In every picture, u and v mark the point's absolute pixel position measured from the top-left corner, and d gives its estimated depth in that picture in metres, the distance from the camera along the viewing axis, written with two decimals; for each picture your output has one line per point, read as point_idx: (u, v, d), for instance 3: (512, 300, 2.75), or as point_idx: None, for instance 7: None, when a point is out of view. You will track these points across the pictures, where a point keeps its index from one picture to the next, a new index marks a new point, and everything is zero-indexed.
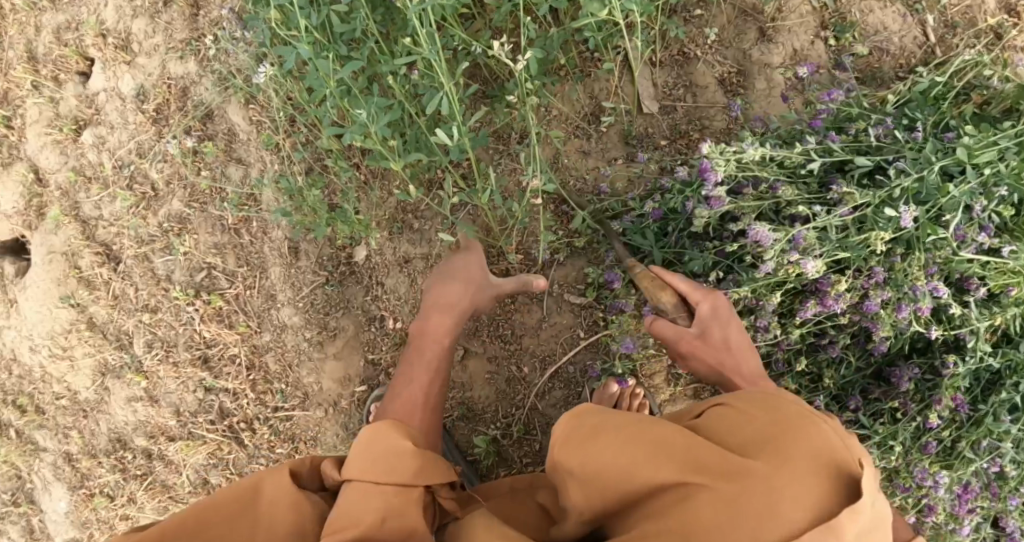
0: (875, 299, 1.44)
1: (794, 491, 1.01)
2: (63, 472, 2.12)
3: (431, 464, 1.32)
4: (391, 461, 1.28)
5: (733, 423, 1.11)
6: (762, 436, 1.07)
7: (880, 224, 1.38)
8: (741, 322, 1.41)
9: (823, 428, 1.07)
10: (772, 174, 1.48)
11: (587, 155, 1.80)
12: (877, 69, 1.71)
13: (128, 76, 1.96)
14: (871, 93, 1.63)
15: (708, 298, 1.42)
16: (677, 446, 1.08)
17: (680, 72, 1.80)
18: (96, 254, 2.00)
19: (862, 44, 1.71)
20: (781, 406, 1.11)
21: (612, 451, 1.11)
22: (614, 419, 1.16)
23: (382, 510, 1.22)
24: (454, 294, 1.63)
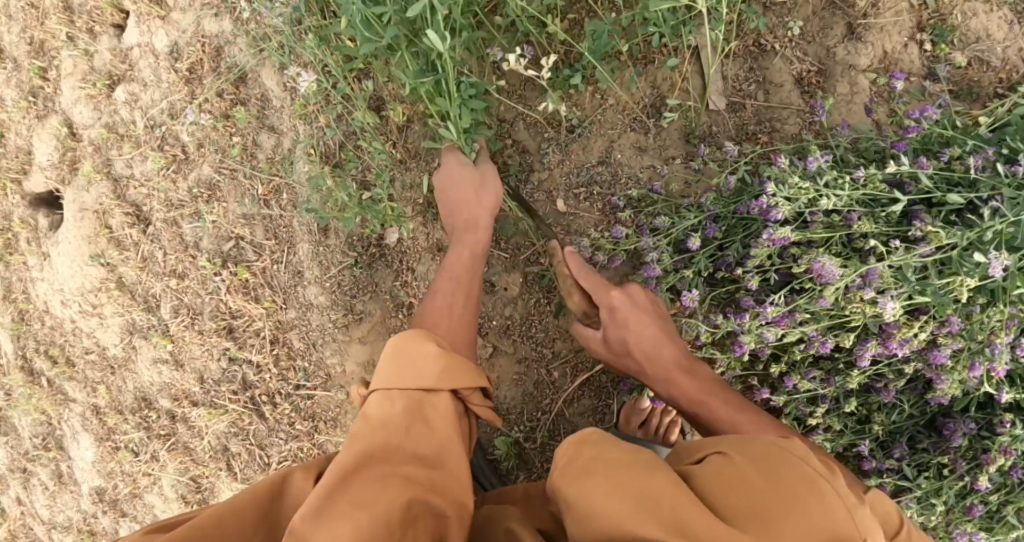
0: (946, 349, 1.33)
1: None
2: (91, 424, 2.14)
3: (461, 367, 1.24)
4: (417, 363, 1.21)
5: (730, 483, 0.99)
6: (757, 504, 0.96)
7: (965, 269, 1.24)
8: (642, 320, 1.39)
9: (825, 496, 0.97)
10: (846, 204, 1.30)
11: (643, 152, 1.64)
12: (976, 82, 1.54)
13: (162, 32, 1.92)
14: (965, 113, 1.48)
15: (607, 302, 1.42)
16: (668, 500, 0.98)
17: (753, 65, 1.63)
18: (126, 214, 1.97)
19: (961, 53, 1.54)
20: (788, 471, 1.00)
21: (603, 490, 1.01)
22: (615, 453, 1.07)
23: (407, 417, 1.16)
24: (453, 200, 1.58)
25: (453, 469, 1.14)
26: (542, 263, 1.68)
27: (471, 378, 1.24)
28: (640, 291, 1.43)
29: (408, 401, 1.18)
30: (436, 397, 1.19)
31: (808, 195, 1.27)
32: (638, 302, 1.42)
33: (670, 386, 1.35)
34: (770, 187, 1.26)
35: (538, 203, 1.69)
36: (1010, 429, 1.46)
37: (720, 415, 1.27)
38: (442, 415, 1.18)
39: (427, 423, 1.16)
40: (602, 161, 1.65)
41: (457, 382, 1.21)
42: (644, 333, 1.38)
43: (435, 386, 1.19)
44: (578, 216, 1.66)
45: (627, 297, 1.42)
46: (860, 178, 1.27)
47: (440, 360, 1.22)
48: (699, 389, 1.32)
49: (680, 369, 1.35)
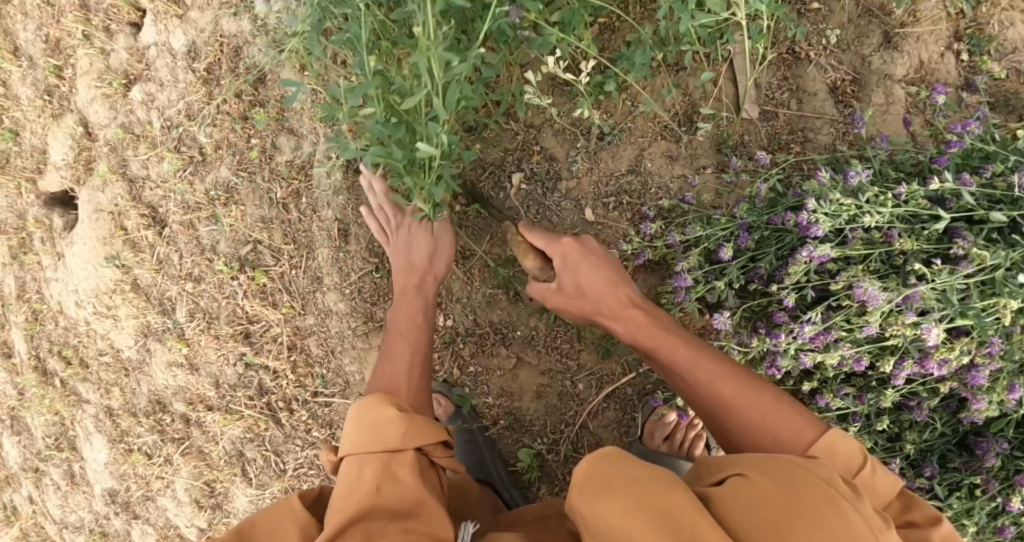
0: (985, 369, 1.30)
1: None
2: (105, 425, 2.12)
3: (422, 424, 1.26)
4: (379, 428, 1.23)
5: (751, 501, 0.95)
6: (775, 523, 0.92)
7: (1009, 290, 1.20)
8: (593, 262, 1.32)
9: (849, 515, 0.92)
10: (888, 221, 1.26)
11: (673, 161, 1.60)
12: (1013, 93, 1.51)
13: (180, 31, 1.89)
14: (1002, 126, 1.45)
15: (559, 249, 1.35)
16: (683, 519, 0.94)
17: (786, 74, 1.59)
18: (142, 216, 1.95)
19: (998, 64, 1.51)
20: (807, 490, 0.95)
21: (617, 507, 0.97)
22: (627, 470, 1.02)
23: (376, 478, 1.17)
24: (404, 256, 1.59)
25: (427, 515, 1.14)
26: None
27: (435, 435, 1.26)
28: (588, 237, 1.36)
29: (376, 465, 1.19)
30: (403, 457, 1.21)
31: (850, 211, 1.23)
32: (590, 249, 1.35)
33: (624, 326, 1.29)
34: (812, 204, 1.22)
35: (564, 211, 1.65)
36: None
37: (680, 356, 1.22)
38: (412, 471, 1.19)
39: (397, 480, 1.18)
40: (631, 170, 1.61)
41: (422, 440, 1.24)
42: (594, 277, 1.32)
43: (399, 446, 1.21)
44: (607, 226, 1.63)
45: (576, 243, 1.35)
46: (902, 194, 1.23)
47: (400, 423, 1.23)
48: (650, 329, 1.26)
49: (634, 307, 1.29)
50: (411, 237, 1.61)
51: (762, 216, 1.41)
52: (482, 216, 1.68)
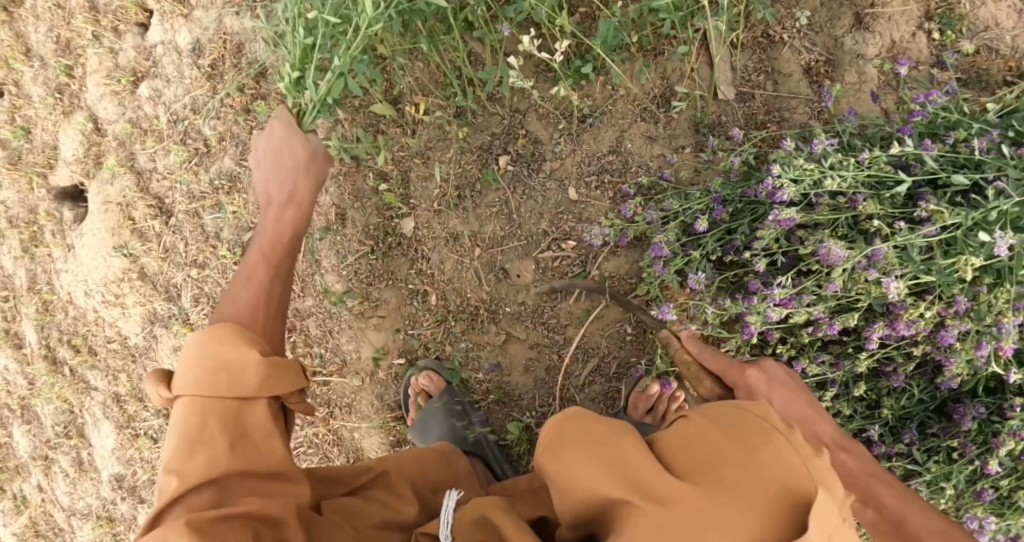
0: (953, 330, 1.35)
1: (733, 519, 0.91)
2: (112, 411, 2.19)
3: (280, 372, 1.29)
4: (236, 372, 1.25)
5: (692, 445, 0.99)
6: (711, 460, 0.96)
7: (970, 249, 1.27)
8: (788, 394, 1.34)
9: (779, 448, 0.96)
10: (852, 186, 1.33)
11: (653, 141, 1.67)
12: (984, 69, 1.58)
13: (184, 29, 1.98)
14: (973, 99, 1.52)
15: (742, 383, 1.36)
16: (629, 462, 0.97)
17: (762, 56, 1.67)
18: (149, 206, 2.03)
19: (969, 41, 1.58)
20: (740, 428, 1.00)
21: (574, 453, 1.00)
22: (594, 426, 1.04)
23: (230, 434, 1.22)
24: (278, 181, 1.67)
25: (291, 482, 1.24)
26: (555, 250, 1.72)
27: (289, 384, 1.30)
28: (775, 368, 1.36)
29: (225, 415, 1.24)
30: (257, 408, 1.26)
31: (813, 176, 1.30)
32: (778, 381, 1.35)
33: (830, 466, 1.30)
34: (776, 169, 1.29)
35: (550, 192, 1.71)
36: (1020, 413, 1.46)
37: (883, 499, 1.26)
38: (266, 426, 1.25)
39: (250, 439, 1.24)
40: (612, 150, 1.68)
41: (275, 388, 1.27)
42: (793, 410, 1.33)
43: (254, 395, 1.25)
44: (591, 205, 1.69)
45: (764, 374, 1.35)
46: (864, 159, 1.30)
47: (257, 374, 1.26)
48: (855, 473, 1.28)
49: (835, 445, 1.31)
50: (283, 157, 1.67)
51: (736, 187, 1.47)
52: (474, 198, 1.76)
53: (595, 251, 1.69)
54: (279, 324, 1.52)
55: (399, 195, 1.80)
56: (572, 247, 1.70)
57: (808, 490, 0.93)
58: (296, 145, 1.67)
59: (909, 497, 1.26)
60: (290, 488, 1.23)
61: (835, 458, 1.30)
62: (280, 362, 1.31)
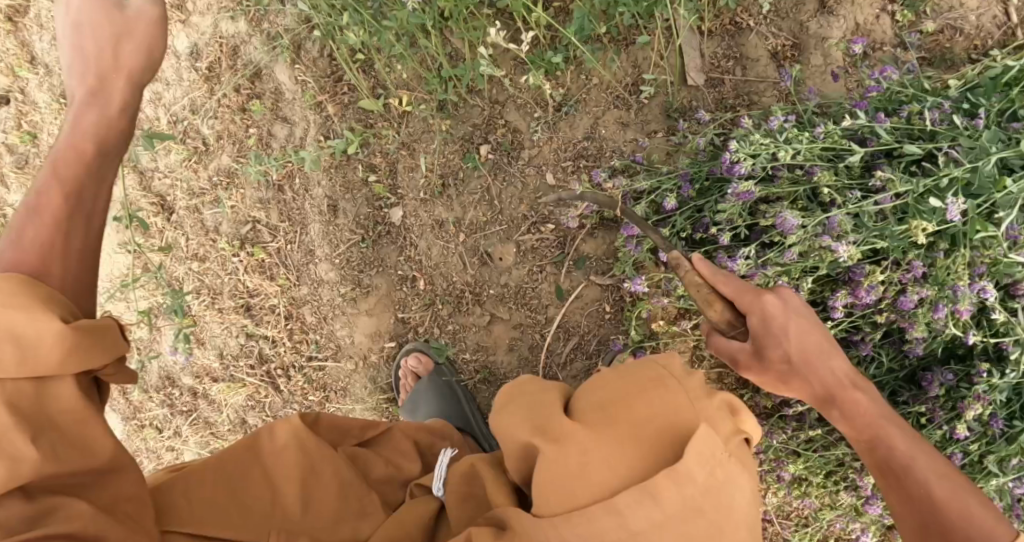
0: (914, 295, 1.39)
1: (617, 454, 1.02)
2: (119, 404, 2.27)
3: (91, 342, 1.05)
4: (31, 341, 1.00)
5: (595, 392, 1.09)
6: (608, 402, 1.06)
7: (923, 215, 1.33)
8: (806, 322, 1.25)
9: (671, 392, 1.05)
10: (808, 159, 1.41)
11: (626, 127, 1.75)
12: (948, 48, 1.67)
13: (182, 35, 2.08)
14: (937, 77, 1.61)
15: (758, 308, 1.25)
16: (540, 406, 1.08)
17: (730, 43, 1.75)
18: (152, 204, 2.12)
19: (932, 21, 1.67)
20: (639, 374, 1.08)
21: (504, 406, 1.11)
22: (531, 383, 1.15)
23: (33, 426, 1.00)
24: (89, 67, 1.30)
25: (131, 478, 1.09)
26: (535, 234, 1.79)
27: (123, 346, 1.12)
28: (792, 295, 1.26)
29: (17, 397, 1.00)
30: (63, 391, 1.03)
31: (768, 150, 1.38)
32: (794, 307, 1.25)
33: (841, 404, 1.23)
34: (732, 144, 1.37)
35: (531, 178, 1.80)
36: (988, 379, 1.50)
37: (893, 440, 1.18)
38: (81, 414, 1.04)
39: (55, 426, 1.02)
40: (587, 137, 1.77)
41: (90, 361, 1.05)
42: (805, 342, 1.24)
43: (56, 373, 1.02)
44: (568, 188, 1.77)
45: (780, 300, 1.25)
46: (818, 132, 1.37)
47: (59, 347, 1.01)
48: (868, 412, 1.21)
49: (850, 382, 1.24)
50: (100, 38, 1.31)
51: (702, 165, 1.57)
52: (457, 186, 1.84)
53: (574, 233, 1.77)
54: (86, 265, 1.17)
55: (387, 185, 1.89)
56: (551, 230, 1.78)
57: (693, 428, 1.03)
58: (119, 26, 1.33)
59: (918, 441, 1.19)
60: (122, 486, 1.08)
61: (846, 398, 1.23)
62: (94, 327, 1.06)
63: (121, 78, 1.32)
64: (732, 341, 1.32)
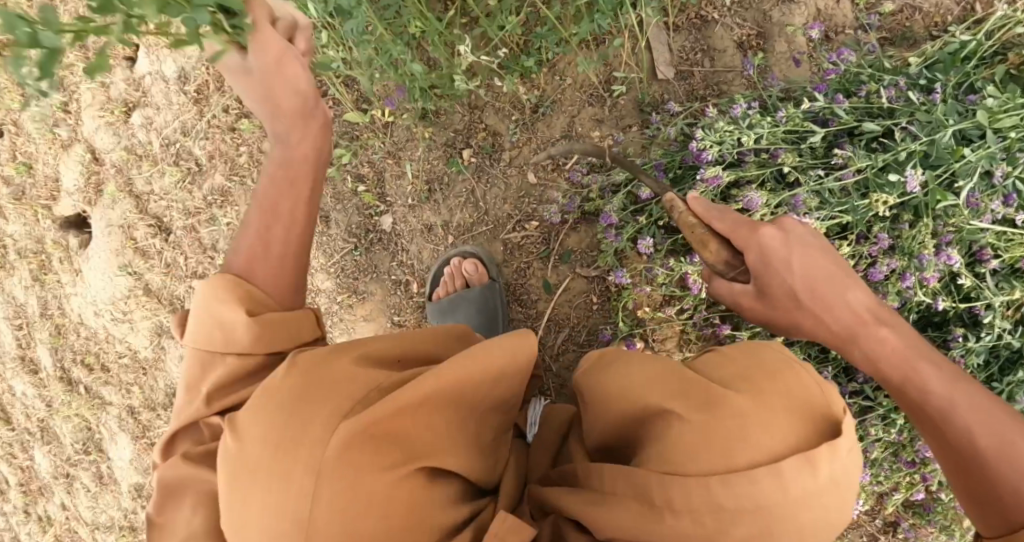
0: (884, 267, 1.47)
1: (770, 425, 1.06)
2: (128, 423, 2.33)
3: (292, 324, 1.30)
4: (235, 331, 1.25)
5: (721, 366, 1.15)
6: (745, 374, 1.12)
7: (883, 188, 1.40)
8: (813, 252, 1.23)
9: (802, 375, 1.12)
10: (771, 142, 1.50)
11: (601, 123, 1.82)
12: (907, 28, 1.74)
13: (169, 59, 2.15)
14: (897, 55, 1.68)
15: (756, 244, 1.23)
16: (673, 374, 1.15)
17: (697, 36, 1.82)
18: (149, 227, 2.19)
19: (890, 3, 1.74)
20: (767, 353, 1.16)
21: (625, 371, 1.18)
22: (637, 357, 1.22)
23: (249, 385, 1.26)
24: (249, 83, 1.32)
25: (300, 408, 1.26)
26: (521, 232, 1.87)
27: (308, 335, 1.34)
28: (797, 227, 1.23)
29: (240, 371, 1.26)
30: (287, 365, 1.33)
31: (732, 136, 1.48)
32: (796, 238, 1.23)
33: (866, 344, 1.22)
34: (698, 132, 1.47)
35: (512, 178, 1.86)
36: (964, 343, 1.57)
37: (931, 385, 1.18)
38: None
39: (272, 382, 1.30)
40: (565, 136, 1.84)
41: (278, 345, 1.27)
42: (813, 273, 1.23)
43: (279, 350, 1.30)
44: (548, 186, 1.84)
45: (780, 233, 1.23)
46: (780, 116, 1.47)
47: (249, 334, 1.25)
48: (903, 352, 1.21)
49: (875, 318, 1.23)
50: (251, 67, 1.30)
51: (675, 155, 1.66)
52: (443, 190, 1.91)
53: (556, 228, 1.83)
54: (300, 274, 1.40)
55: (376, 194, 1.96)
56: (535, 227, 1.85)
57: (834, 407, 1.09)
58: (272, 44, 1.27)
59: (958, 380, 1.18)
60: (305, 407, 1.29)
61: (869, 335, 1.22)
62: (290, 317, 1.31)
63: (286, 119, 1.36)
64: (734, 283, 1.31)
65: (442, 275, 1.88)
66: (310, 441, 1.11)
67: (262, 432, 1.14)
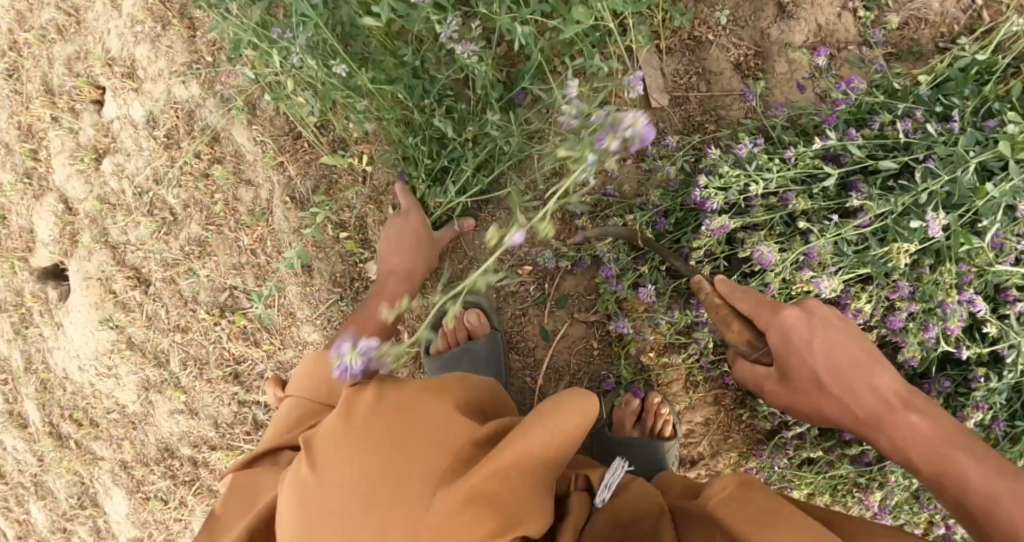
0: (902, 313, 1.40)
1: None
2: (121, 478, 2.26)
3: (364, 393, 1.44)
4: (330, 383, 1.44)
5: None
6: None
7: (903, 235, 1.31)
8: (835, 332, 1.24)
9: None
10: (781, 185, 1.40)
11: (594, 159, 1.72)
12: (914, 42, 1.61)
13: (137, 103, 2.05)
14: (905, 73, 1.56)
15: (778, 323, 1.24)
16: None
17: (692, 58, 1.71)
18: (128, 278, 2.09)
19: (895, 15, 1.61)
20: None
21: None
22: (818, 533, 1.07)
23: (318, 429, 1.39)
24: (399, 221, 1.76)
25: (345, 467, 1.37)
26: (516, 279, 1.78)
27: None
28: (824, 311, 1.25)
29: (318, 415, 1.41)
30: None
31: (738, 182, 1.38)
32: (818, 319, 1.24)
33: (890, 434, 1.20)
34: (702, 180, 1.37)
35: (502, 220, 1.77)
36: (985, 383, 1.49)
37: (969, 471, 1.13)
38: None
39: None
40: (556, 174, 1.74)
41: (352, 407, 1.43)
42: (836, 355, 1.23)
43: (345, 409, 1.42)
44: (541, 228, 1.75)
45: (803, 314, 1.24)
46: (789, 157, 1.36)
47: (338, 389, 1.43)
48: (934, 439, 1.17)
49: (903, 406, 1.20)
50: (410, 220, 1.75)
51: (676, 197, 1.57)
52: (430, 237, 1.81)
53: (552, 273, 1.75)
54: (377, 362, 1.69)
55: (359, 240, 1.90)
56: (529, 273, 1.76)
57: None
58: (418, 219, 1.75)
59: (998, 466, 1.12)
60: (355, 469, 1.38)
61: (896, 421, 1.20)
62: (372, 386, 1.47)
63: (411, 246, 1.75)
64: (758, 364, 1.32)
65: (440, 326, 1.78)
66: (405, 498, 1.06)
67: (339, 470, 1.11)
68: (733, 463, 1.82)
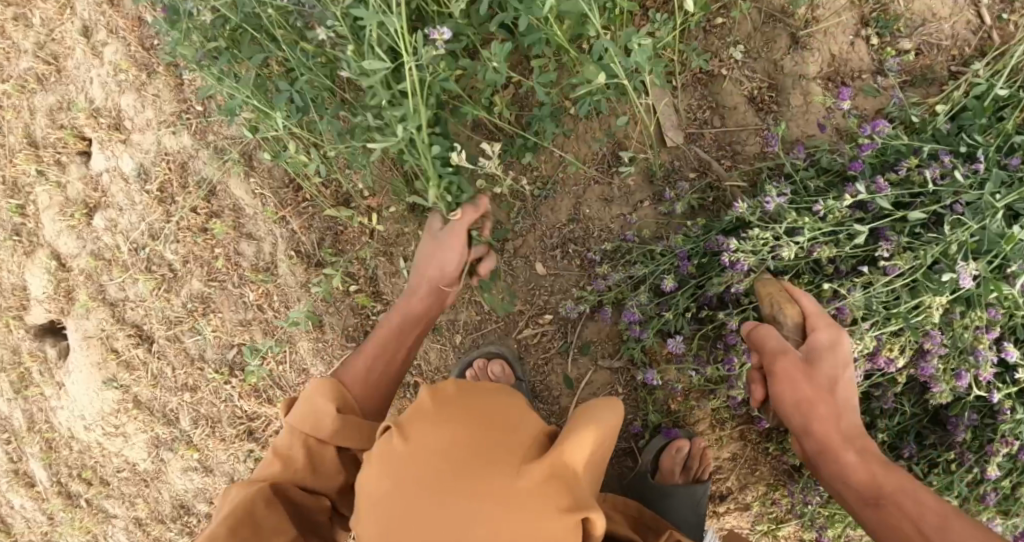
0: (934, 360, 1.36)
1: None
2: (136, 535, 2.21)
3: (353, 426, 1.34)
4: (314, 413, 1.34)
5: None
6: None
7: (933, 288, 1.29)
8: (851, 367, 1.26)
9: None
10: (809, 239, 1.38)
11: (610, 203, 1.67)
12: (928, 68, 1.55)
13: (126, 155, 1.96)
14: (920, 102, 1.51)
15: (827, 327, 1.25)
16: None
17: (704, 92, 1.65)
18: (130, 336, 2.02)
19: (908, 42, 1.56)
20: None
21: None
22: None
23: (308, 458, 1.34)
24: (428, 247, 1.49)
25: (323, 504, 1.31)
26: (538, 327, 1.73)
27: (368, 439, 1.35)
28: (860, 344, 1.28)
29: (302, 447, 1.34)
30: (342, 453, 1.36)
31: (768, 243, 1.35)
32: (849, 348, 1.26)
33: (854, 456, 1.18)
34: (734, 246, 1.34)
35: (517, 266, 1.72)
36: (1011, 415, 1.44)
37: (928, 502, 1.09)
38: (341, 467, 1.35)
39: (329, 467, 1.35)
40: (572, 219, 1.69)
41: (349, 438, 1.33)
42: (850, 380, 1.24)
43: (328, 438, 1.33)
44: (558, 275, 1.71)
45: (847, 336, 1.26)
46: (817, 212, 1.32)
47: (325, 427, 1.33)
48: (895, 473, 1.15)
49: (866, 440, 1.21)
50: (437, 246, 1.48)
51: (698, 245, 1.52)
52: None
53: (572, 321, 1.72)
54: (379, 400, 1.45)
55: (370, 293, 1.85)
56: (551, 321, 1.73)
57: None
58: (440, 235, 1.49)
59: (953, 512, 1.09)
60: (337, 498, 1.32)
61: (866, 445, 1.19)
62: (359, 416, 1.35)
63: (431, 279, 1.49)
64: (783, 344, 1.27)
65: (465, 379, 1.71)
66: (497, 470, 1.05)
67: (430, 443, 1.07)
68: (761, 497, 1.79)
